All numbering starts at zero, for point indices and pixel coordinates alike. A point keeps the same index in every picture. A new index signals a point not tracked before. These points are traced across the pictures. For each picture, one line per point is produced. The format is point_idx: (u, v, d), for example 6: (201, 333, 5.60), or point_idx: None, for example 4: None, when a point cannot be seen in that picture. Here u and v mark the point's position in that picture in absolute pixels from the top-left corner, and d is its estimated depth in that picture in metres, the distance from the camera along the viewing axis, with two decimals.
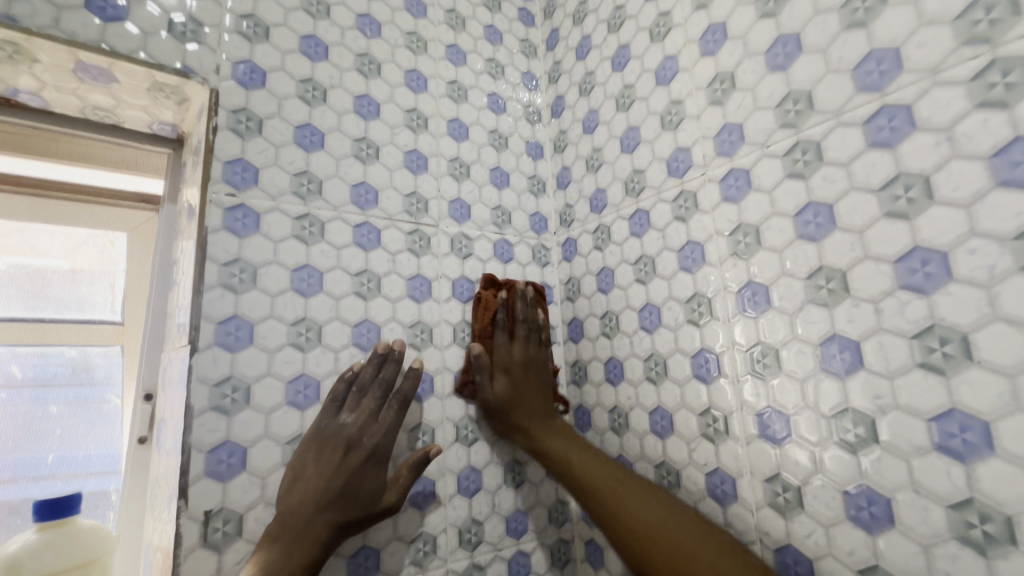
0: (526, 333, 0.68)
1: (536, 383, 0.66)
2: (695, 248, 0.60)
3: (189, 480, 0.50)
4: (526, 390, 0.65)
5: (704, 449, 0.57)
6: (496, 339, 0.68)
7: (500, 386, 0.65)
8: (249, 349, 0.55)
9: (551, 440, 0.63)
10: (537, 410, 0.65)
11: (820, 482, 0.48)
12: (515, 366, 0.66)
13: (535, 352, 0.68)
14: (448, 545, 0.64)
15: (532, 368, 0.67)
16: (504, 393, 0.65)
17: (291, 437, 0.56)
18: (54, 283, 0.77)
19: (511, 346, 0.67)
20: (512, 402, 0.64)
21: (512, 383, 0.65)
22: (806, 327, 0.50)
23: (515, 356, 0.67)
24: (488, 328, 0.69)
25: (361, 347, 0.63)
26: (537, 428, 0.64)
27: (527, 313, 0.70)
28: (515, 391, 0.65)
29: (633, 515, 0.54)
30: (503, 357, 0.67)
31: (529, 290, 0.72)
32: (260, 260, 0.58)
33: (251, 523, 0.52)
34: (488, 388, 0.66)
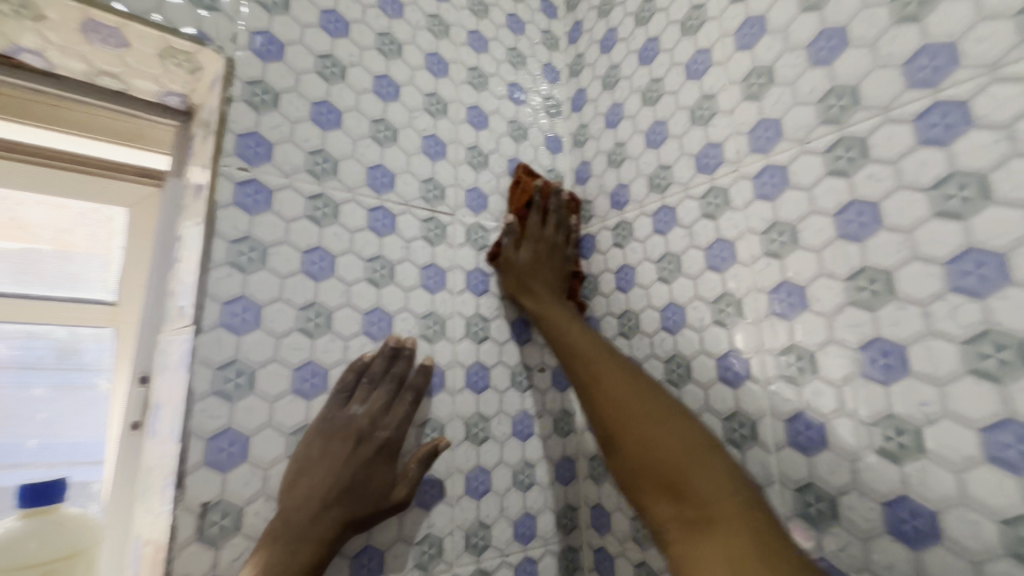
0: (558, 225, 0.72)
1: (554, 265, 0.70)
2: (724, 246, 0.58)
3: (187, 470, 0.47)
4: (543, 267, 0.69)
5: (729, 455, 0.55)
6: (530, 218, 0.70)
7: (525, 255, 0.68)
8: (255, 333, 0.52)
9: (554, 306, 0.65)
10: (546, 289, 0.67)
11: (856, 493, 0.46)
12: (545, 244, 0.70)
13: (560, 241, 0.72)
14: (454, 548, 0.61)
15: (555, 262, 0.70)
16: (526, 261, 0.68)
17: (296, 428, 0.53)
18: (43, 260, 0.72)
19: (542, 226, 0.71)
20: (532, 268, 0.68)
21: (535, 256, 0.69)
22: (845, 330, 0.48)
23: (546, 236, 0.70)
24: (523, 208, 0.71)
25: (371, 336, 0.60)
26: (545, 300, 0.66)
27: (560, 206, 0.72)
28: (537, 265, 0.68)
29: (633, 406, 0.53)
30: (534, 234, 0.70)
31: (563, 193, 0.73)
32: (271, 239, 0.55)
33: (250, 518, 0.49)
34: (512, 253, 0.68)
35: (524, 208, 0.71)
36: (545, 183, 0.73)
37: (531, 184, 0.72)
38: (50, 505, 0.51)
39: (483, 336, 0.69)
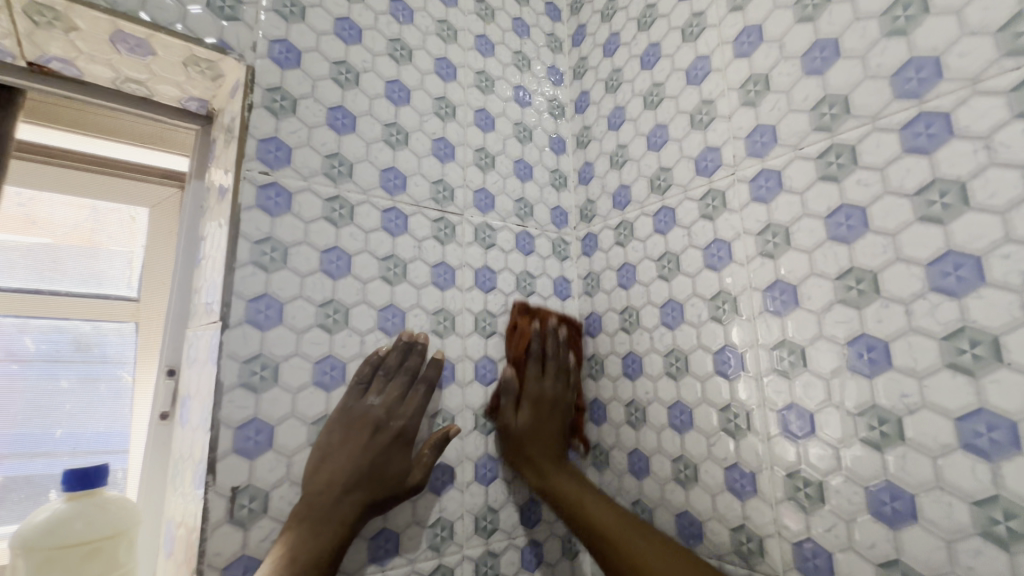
0: (558, 372, 0.69)
1: (556, 422, 0.67)
2: (721, 246, 0.61)
3: (218, 456, 0.50)
4: (545, 428, 0.66)
5: (724, 443, 0.58)
6: (529, 372, 0.68)
7: (524, 419, 0.65)
8: (278, 329, 0.55)
9: (558, 477, 0.63)
10: (548, 452, 0.65)
11: (842, 477, 0.49)
12: (544, 401, 0.66)
13: (562, 392, 0.69)
14: (464, 531, 0.65)
15: (558, 412, 0.67)
16: (525, 428, 0.65)
17: (317, 417, 0.56)
18: (66, 258, 0.74)
19: (542, 379, 0.68)
20: (533, 434, 0.65)
21: (535, 417, 0.66)
22: (834, 326, 0.51)
23: (545, 391, 0.67)
24: (522, 358, 0.69)
25: (386, 331, 0.63)
26: (548, 466, 0.64)
27: (558, 347, 0.70)
28: (536, 429, 0.65)
29: (634, 551, 0.54)
30: (533, 390, 0.67)
31: (562, 327, 0.73)
32: (291, 240, 0.58)
33: (276, 502, 0.52)
34: (511, 418, 0.66)
35: (525, 356, 0.69)
36: (543, 322, 0.72)
37: (530, 329, 0.70)
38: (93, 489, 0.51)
39: (490, 331, 0.72)
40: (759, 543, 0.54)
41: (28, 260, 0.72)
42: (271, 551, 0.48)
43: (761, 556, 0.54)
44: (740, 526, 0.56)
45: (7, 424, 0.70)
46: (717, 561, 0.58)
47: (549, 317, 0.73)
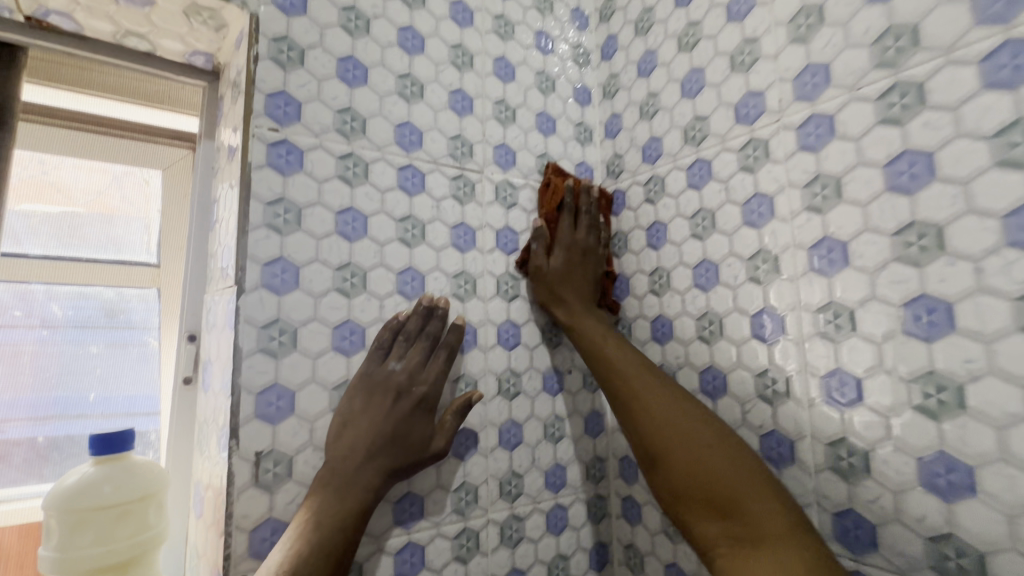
0: (589, 226, 0.70)
1: (588, 269, 0.68)
2: (762, 201, 0.57)
3: (240, 422, 0.49)
4: (576, 273, 0.67)
5: (760, 411, 0.56)
6: (562, 218, 0.69)
7: (557, 261, 0.67)
8: (295, 293, 0.54)
9: (586, 325, 0.64)
10: (578, 296, 0.66)
11: (890, 447, 0.46)
12: (577, 248, 0.68)
13: (594, 245, 0.69)
14: (489, 495, 0.64)
15: (591, 268, 0.68)
16: (557, 270, 0.66)
17: (338, 383, 0.55)
18: (85, 226, 0.72)
19: (574, 230, 0.69)
20: (563, 277, 0.66)
21: (567, 262, 0.67)
22: (889, 286, 0.46)
23: (578, 239, 0.68)
24: (555, 211, 0.70)
25: (405, 295, 0.61)
26: (576, 306, 0.66)
27: (589, 210, 0.71)
28: (569, 272, 0.67)
29: (663, 414, 0.54)
30: (566, 236, 0.68)
31: (594, 192, 0.73)
32: (305, 200, 0.56)
33: (300, 466, 0.52)
34: (543, 260, 0.67)
35: (557, 210, 0.70)
36: (576, 184, 0.72)
37: (563, 185, 0.71)
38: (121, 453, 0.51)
39: (513, 295, 0.69)
40: None
41: (48, 226, 0.70)
42: (297, 516, 0.48)
43: None
44: None
45: (45, 387, 0.71)
46: None
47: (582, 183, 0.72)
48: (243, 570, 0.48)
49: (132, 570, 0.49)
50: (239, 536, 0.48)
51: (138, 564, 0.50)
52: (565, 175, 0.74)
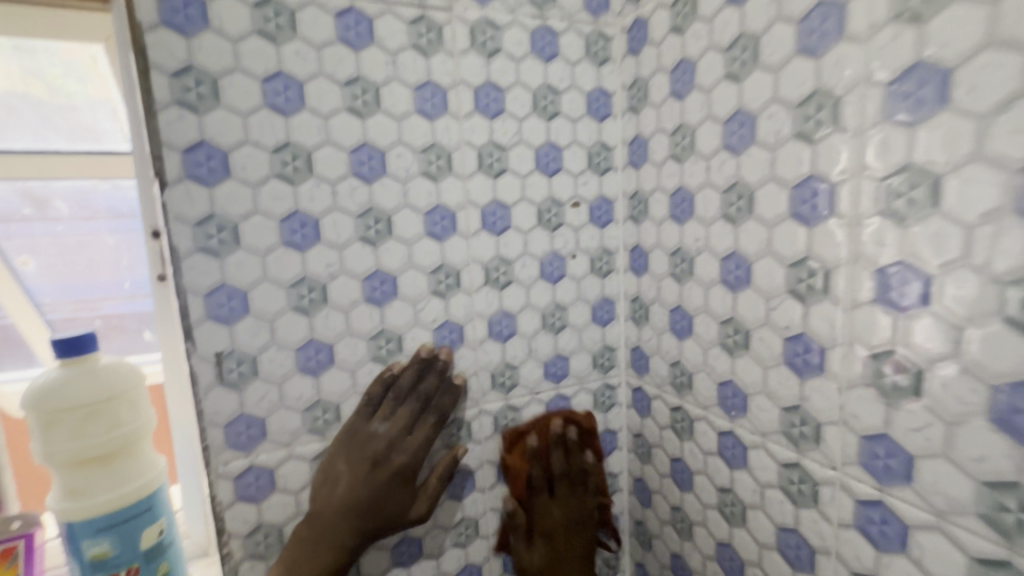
0: (573, 486, 0.62)
1: (574, 541, 0.61)
2: (830, 12, 0.38)
3: (192, 324, 0.48)
4: (566, 544, 0.60)
5: (788, 308, 0.44)
6: (536, 506, 0.60)
7: (538, 558, 0.59)
8: (228, 183, 0.47)
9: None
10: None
11: (956, 368, 0.34)
12: (557, 532, 0.60)
13: (580, 507, 0.62)
14: (480, 388, 0.60)
15: (573, 502, 0.61)
16: (542, 563, 0.59)
17: (294, 281, 0.51)
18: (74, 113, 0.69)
19: (550, 503, 0.60)
20: (550, 575, 0.59)
21: (550, 549, 0.59)
22: (1006, 139, 0.30)
23: (555, 519, 0.60)
24: (524, 495, 0.60)
25: (363, 178, 0.52)
26: None
27: (567, 459, 0.62)
28: (555, 562, 0.59)
29: None
30: (543, 522, 0.60)
31: (569, 431, 0.62)
32: (219, 67, 0.46)
33: (266, 365, 0.51)
34: (524, 554, 0.60)
35: (526, 491, 0.60)
36: (541, 433, 0.62)
37: (525, 464, 0.60)
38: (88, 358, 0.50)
39: (500, 170, 0.58)
40: (815, 428, 0.43)
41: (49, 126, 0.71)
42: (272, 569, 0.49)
43: (817, 442, 0.43)
44: (795, 406, 0.45)
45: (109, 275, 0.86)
46: (761, 438, 0.48)
47: (552, 425, 0.62)
48: (224, 459, 0.50)
49: (118, 460, 0.50)
50: (214, 430, 0.49)
51: (125, 455, 0.50)
52: (525, 434, 0.63)
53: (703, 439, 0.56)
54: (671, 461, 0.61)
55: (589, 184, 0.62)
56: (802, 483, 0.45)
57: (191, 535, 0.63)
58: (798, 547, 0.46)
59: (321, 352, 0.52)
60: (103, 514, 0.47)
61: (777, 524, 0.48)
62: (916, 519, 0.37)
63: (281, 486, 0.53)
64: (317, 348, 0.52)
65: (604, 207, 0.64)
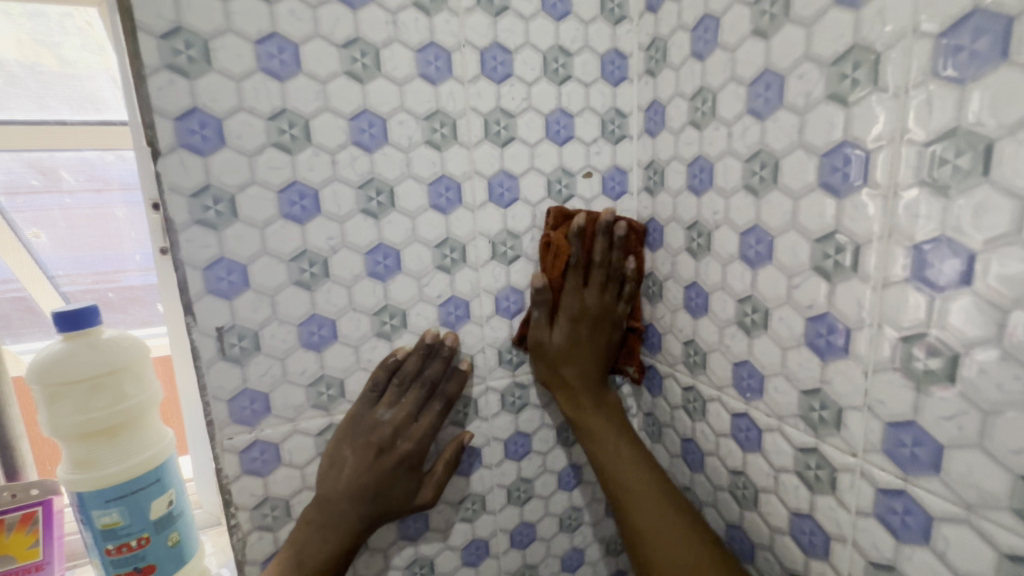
0: (610, 283, 0.57)
1: (599, 339, 0.57)
2: None
3: (192, 298, 0.47)
4: (585, 348, 0.56)
5: (813, 286, 0.41)
6: (568, 284, 0.55)
7: (559, 336, 0.55)
8: (223, 153, 0.46)
9: (577, 374, 0.56)
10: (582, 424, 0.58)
11: (997, 353, 0.31)
12: (586, 316, 0.55)
13: (611, 305, 0.57)
14: (487, 364, 0.59)
15: (607, 298, 0.57)
16: (559, 345, 0.55)
17: (295, 254, 0.49)
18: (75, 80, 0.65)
19: (583, 290, 0.56)
20: (567, 355, 0.55)
21: (573, 333, 0.55)
22: None
23: (587, 304, 0.56)
24: (560, 274, 0.56)
25: (363, 146, 0.50)
26: (586, 399, 0.56)
27: (609, 253, 0.57)
28: (575, 347, 0.55)
29: (596, 428, 0.55)
30: (572, 302, 0.55)
31: (618, 226, 0.57)
32: (210, 29, 0.44)
33: (267, 340, 0.50)
34: (544, 331, 0.56)
35: (561, 277, 0.56)
36: (590, 219, 0.56)
37: (568, 242, 0.56)
38: (90, 329, 0.49)
39: (508, 137, 0.55)
40: (836, 413, 0.41)
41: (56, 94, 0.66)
42: (281, 550, 0.49)
43: (837, 428, 0.41)
44: (815, 390, 0.42)
45: None
46: (777, 422, 0.46)
47: (601, 216, 0.56)
48: (229, 433, 0.50)
49: (123, 434, 0.50)
50: (217, 404, 0.49)
51: (130, 429, 0.50)
52: (572, 216, 0.57)
53: (716, 420, 0.54)
54: (681, 441, 0.60)
55: (602, 153, 0.59)
56: (819, 469, 0.43)
57: (203, 506, 0.65)
58: (812, 533, 0.45)
59: (323, 327, 0.51)
60: (111, 486, 0.48)
61: (791, 509, 0.46)
62: (942, 511, 0.35)
63: (286, 460, 0.53)
64: (320, 323, 0.51)
65: (618, 178, 0.60)
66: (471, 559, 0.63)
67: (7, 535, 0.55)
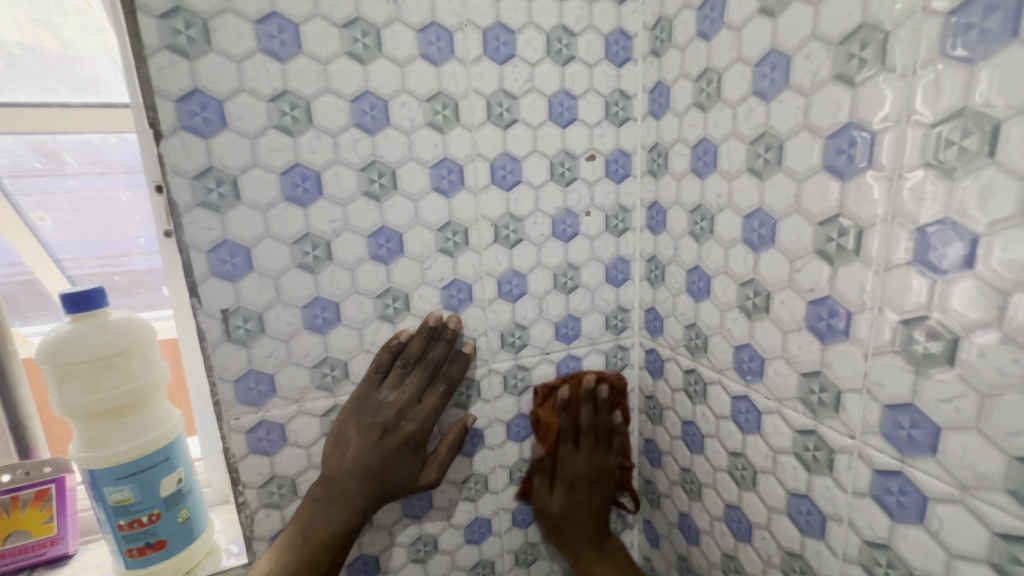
0: (597, 445, 0.62)
1: (594, 499, 0.62)
2: None
3: (197, 281, 0.47)
4: (581, 512, 0.62)
5: (815, 269, 0.41)
6: (560, 452, 0.61)
7: (557, 503, 0.62)
8: (224, 134, 0.46)
9: (577, 533, 0.61)
10: (584, 539, 0.61)
11: (997, 336, 0.31)
12: (579, 481, 0.61)
13: (601, 464, 0.63)
14: (489, 347, 0.59)
15: (597, 458, 0.62)
16: (559, 508, 0.62)
17: (298, 237, 0.49)
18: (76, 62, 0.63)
19: (574, 456, 0.61)
20: (566, 520, 0.61)
21: (569, 501, 0.62)
22: None
23: (580, 470, 0.61)
24: (552, 446, 0.62)
25: (364, 128, 0.50)
26: (585, 555, 0.61)
27: (596, 414, 0.62)
28: (573, 511, 0.62)
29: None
30: (567, 471, 0.61)
31: (602, 389, 0.62)
32: (209, 8, 0.43)
33: (272, 322, 0.50)
34: (545, 496, 0.63)
35: (554, 446, 0.62)
36: (575, 385, 0.62)
37: (555, 417, 0.61)
38: (97, 311, 0.50)
39: (510, 120, 0.54)
40: (835, 394, 0.41)
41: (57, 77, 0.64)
42: (289, 524, 0.51)
43: (836, 410, 0.41)
44: (815, 373, 0.42)
45: None
46: (777, 404, 0.47)
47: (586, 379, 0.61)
48: (236, 413, 0.51)
49: (132, 412, 0.51)
50: (224, 385, 0.50)
51: (139, 408, 0.51)
52: (557, 386, 0.62)
53: (717, 402, 0.54)
54: (682, 424, 0.60)
55: (605, 135, 0.59)
56: (817, 450, 0.43)
57: (212, 483, 0.65)
58: (808, 513, 0.45)
59: (327, 310, 0.52)
60: (122, 464, 0.49)
61: (788, 489, 0.47)
62: (937, 491, 0.35)
63: (292, 440, 0.53)
64: (323, 306, 0.52)
65: (622, 161, 0.60)
66: (473, 537, 0.64)
67: (21, 511, 0.56)
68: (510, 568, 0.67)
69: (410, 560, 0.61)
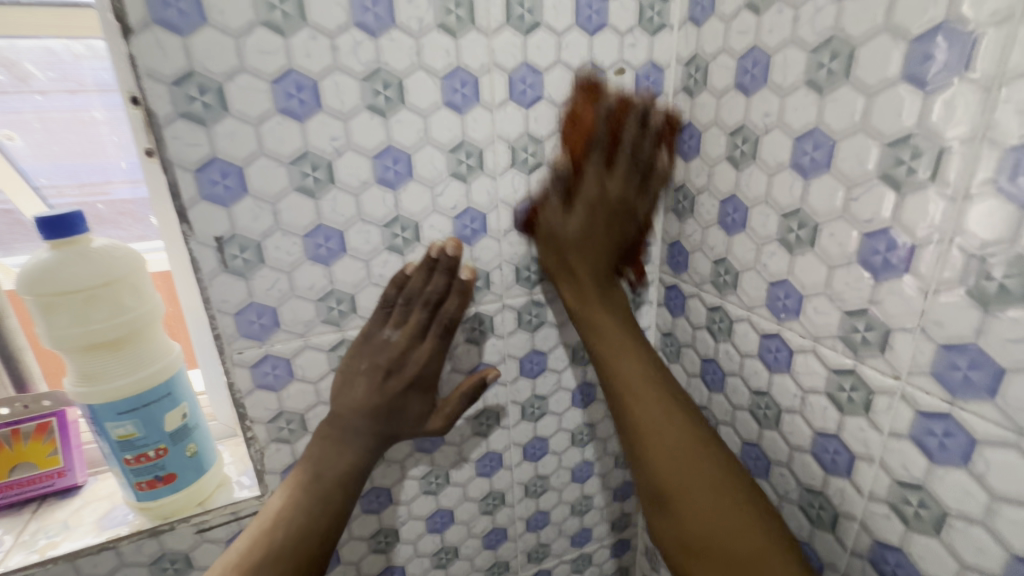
0: (631, 167, 0.49)
1: (614, 232, 0.51)
2: None
3: (186, 204, 0.43)
4: (597, 239, 0.51)
5: (876, 197, 0.37)
6: (590, 164, 0.48)
7: (575, 223, 0.50)
8: (205, 32, 0.39)
9: (587, 271, 0.51)
10: (607, 245, 0.52)
11: None
12: (606, 202, 0.49)
13: (635, 193, 0.51)
14: (504, 282, 0.56)
15: (632, 185, 0.50)
16: (576, 233, 0.50)
17: (296, 157, 0.44)
18: None
19: (606, 175, 0.49)
20: (580, 245, 0.50)
21: (588, 223, 0.50)
22: None
23: (609, 188, 0.49)
24: (581, 147, 0.49)
25: (366, 29, 0.43)
26: (592, 314, 0.52)
27: (637, 142, 0.50)
28: (586, 237, 0.50)
29: (637, 406, 0.50)
30: (591, 186, 0.48)
31: (654, 116, 0.51)
32: None
33: (272, 252, 0.46)
34: (557, 222, 0.50)
35: (585, 150, 0.49)
36: (620, 103, 0.49)
37: (594, 120, 0.49)
38: (77, 238, 0.45)
39: (532, 24, 0.48)
40: (881, 334, 0.39)
41: None
42: (298, 462, 0.50)
43: (881, 350, 0.39)
44: (862, 311, 0.40)
45: None
46: (812, 342, 0.44)
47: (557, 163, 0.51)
48: (238, 347, 0.48)
49: (127, 347, 0.48)
50: (224, 318, 0.47)
51: (135, 342, 0.48)
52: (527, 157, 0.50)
53: (743, 340, 0.52)
54: (702, 362, 0.58)
55: (637, 46, 0.52)
56: (853, 391, 0.42)
57: (218, 418, 0.63)
58: (835, 452, 0.44)
59: (330, 239, 0.48)
60: (122, 399, 0.47)
61: (816, 429, 0.46)
62: (988, 435, 0.34)
63: (299, 375, 0.51)
64: (326, 235, 0.47)
65: (653, 77, 0.54)
66: (485, 470, 0.64)
67: (24, 444, 0.55)
68: (520, 499, 0.68)
69: (422, 492, 0.61)
